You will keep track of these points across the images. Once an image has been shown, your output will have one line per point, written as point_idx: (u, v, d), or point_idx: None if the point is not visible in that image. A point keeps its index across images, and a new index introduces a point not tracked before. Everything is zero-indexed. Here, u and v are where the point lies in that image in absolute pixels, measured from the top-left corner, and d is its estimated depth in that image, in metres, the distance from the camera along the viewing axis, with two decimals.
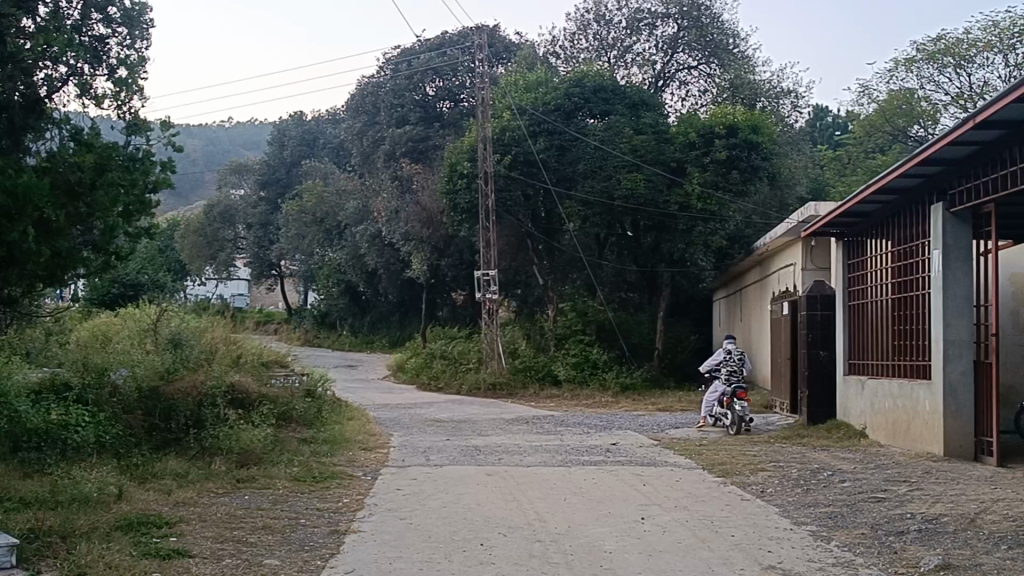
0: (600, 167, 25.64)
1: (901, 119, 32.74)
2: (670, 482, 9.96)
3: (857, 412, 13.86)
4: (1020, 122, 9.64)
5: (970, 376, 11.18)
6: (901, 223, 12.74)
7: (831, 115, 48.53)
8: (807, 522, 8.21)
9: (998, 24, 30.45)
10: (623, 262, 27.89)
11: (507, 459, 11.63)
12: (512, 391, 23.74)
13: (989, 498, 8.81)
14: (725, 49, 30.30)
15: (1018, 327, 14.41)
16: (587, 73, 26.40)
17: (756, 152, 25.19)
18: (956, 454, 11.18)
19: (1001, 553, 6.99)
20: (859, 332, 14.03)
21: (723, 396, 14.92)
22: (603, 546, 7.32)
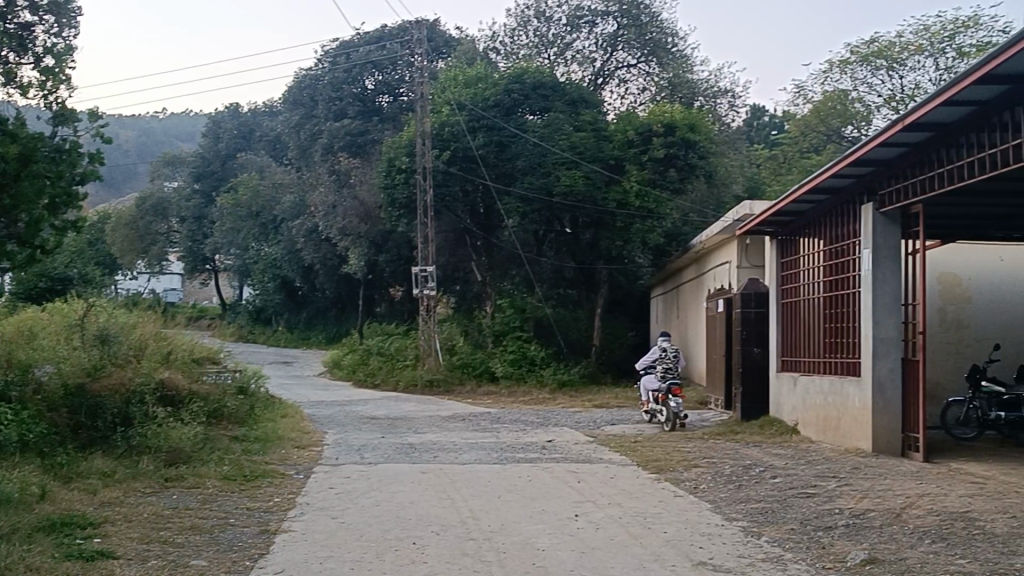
0: (539, 164, 25.77)
1: (835, 119, 33.12)
2: (603, 479, 10.00)
3: (788, 408, 14.06)
4: (947, 125, 9.85)
5: (897, 373, 11.38)
6: (833, 222, 12.95)
7: (767, 115, 49.23)
8: (738, 518, 8.29)
9: (929, 28, 31.16)
10: (561, 258, 27.84)
11: (442, 456, 11.59)
12: (449, 387, 23.64)
13: (915, 492, 8.99)
14: (663, 48, 30.58)
15: (944, 325, 14.74)
16: (527, 68, 26.42)
17: (692, 150, 25.54)
18: (883, 450, 11.38)
19: (925, 547, 7.13)
20: (792, 329, 14.23)
21: (656, 392, 14.99)
22: (535, 543, 7.31)
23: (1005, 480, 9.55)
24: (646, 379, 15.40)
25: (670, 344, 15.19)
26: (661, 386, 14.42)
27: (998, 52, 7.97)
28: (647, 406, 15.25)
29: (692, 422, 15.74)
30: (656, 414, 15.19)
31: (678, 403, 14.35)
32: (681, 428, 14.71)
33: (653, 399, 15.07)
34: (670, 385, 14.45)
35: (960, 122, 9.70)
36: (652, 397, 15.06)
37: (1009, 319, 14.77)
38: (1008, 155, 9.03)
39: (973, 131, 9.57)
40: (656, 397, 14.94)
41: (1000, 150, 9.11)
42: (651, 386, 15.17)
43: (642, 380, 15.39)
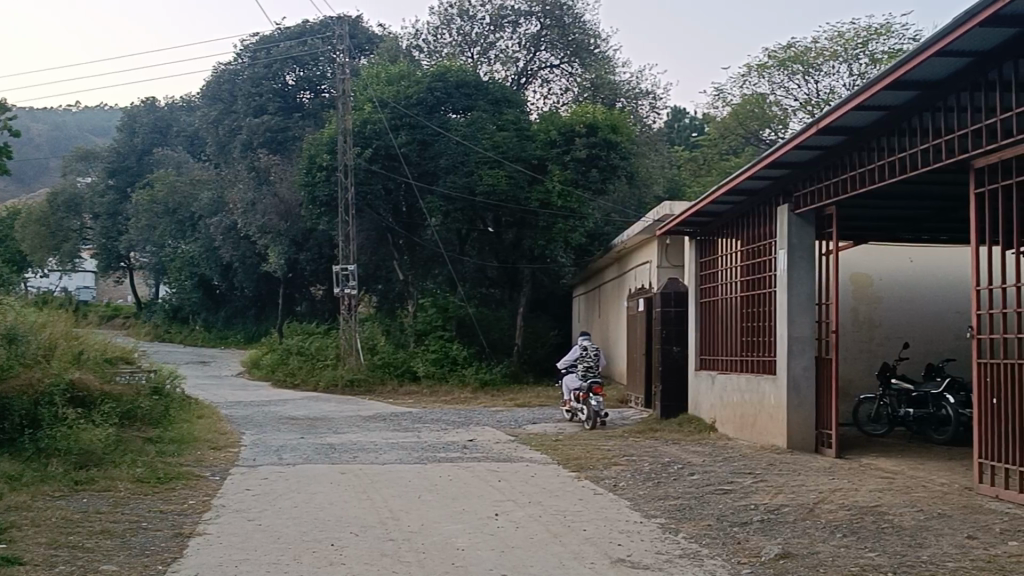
0: (462, 163, 25.73)
1: (753, 122, 33.74)
2: (524, 477, 10.03)
3: (706, 406, 14.29)
4: (860, 129, 10.09)
5: (811, 371, 11.64)
6: (750, 222, 13.18)
7: (688, 117, 49.97)
8: (656, 514, 8.38)
9: (844, 35, 31.94)
10: (483, 258, 27.83)
11: (361, 456, 11.49)
12: (369, 387, 23.47)
13: (827, 487, 9.20)
14: (586, 49, 30.82)
15: (856, 324, 15.12)
16: (449, 67, 26.27)
17: (615, 151, 25.83)
18: (798, 446, 11.61)
19: (836, 541, 7.30)
20: (710, 328, 14.45)
21: (578, 390, 15.06)
22: (455, 542, 7.30)
23: (913, 475, 9.83)
24: (567, 378, 15.46)
25: (590, 344, 15.29)
26: (582, 384, 14.49)
27: (908, 58, 8.17)
28: (568, 404, 15.31)
29: (612, 420, 15.87)
30: (577, 412, 15.26)
31: (600, 401, 14.46)
32: (602, 426, 14.81)
33: (574, 397, 15.14)
34: (592, 383, 14.54)
35: (872, 126, 9.94)
36: (573, 395, 15.13)
37: (919, 319, 15.21)
38: (920, 159, 9.30)
39: (886, 134, 9.80)
40: (577, 396, 15.02)
41: (913, 154, 9.37)
42: (572, 384, 15.23)
43: (563, 379, 15.44)
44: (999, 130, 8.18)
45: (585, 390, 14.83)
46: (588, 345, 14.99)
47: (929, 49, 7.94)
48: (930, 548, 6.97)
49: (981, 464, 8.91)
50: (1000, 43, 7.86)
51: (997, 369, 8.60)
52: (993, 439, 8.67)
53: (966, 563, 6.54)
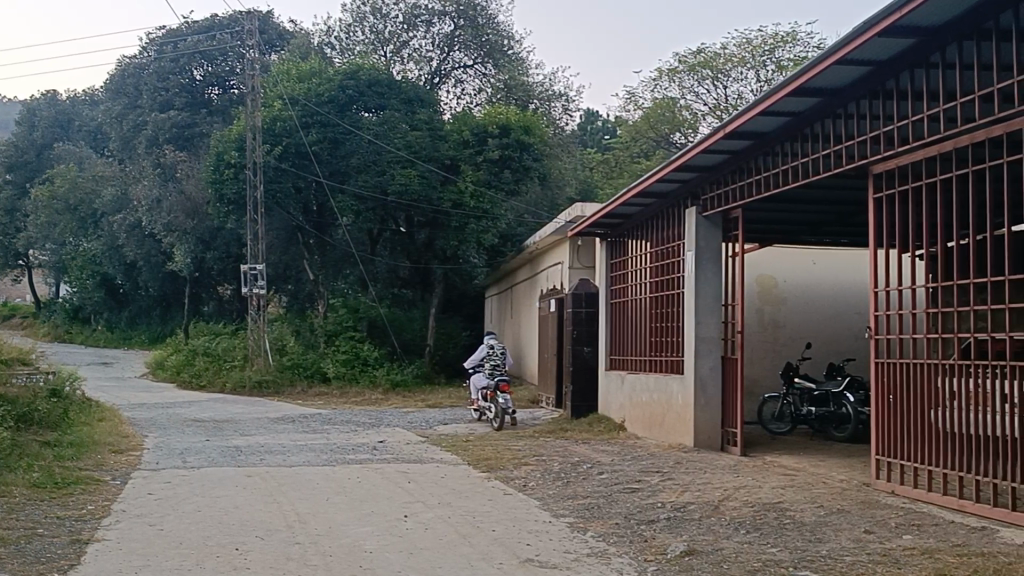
0: (373, 163, 25.56)
1: (664, 126, 34.23)
2: (434, 478, 9.99)
3: (615, 405, 14.44)
4: (765, 134, 10.31)
5: (717, 371, 11.85)
6: (659, 225, 13.37)
7: (600, 120, 50.56)
8: (565, 514, 8.43)
9: (751, 41, 32.67)
10: (396, 258, 27.78)
11: (268, 458, 11.31)
12: (278, 388, 23.09)
13: (732, 485, 9.37)
14: (500, 50, 31.02)
15: (761, 325, 15.46)
16: (362, 65, 26.05)
17: (527, 152, 26.07)
18: (704, 445, 11.80)
19: (740, 537, 7.44)
20: (620, 328, 14.61)
21: (486, 389, 15.10)
22: (362, 545, 7.22)
23: (813, 471, 10.09)
24: (475, 377, 15.49)
25: (497, 344, 15.39)
26: (488, 383, 14.52)
27: (811, 65, 8.37)
28: (477, 404, 15.33)
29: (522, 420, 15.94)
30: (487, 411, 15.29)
31: (507, 399, 14.50)
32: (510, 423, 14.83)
33: (482, 396, 15.17)
34: (498, 381, 14.58)
35: (777, 131, 10.16)
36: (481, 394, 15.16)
37: (821, 320, 15.63)
38: (822, 164, 9.55)
39: (789, 139, 10.06)
40: (485, 394, 15.05)
41: (815, 159, 9.63)
42: (480, 383, 15.26)
43: (471, 379, 15.47)
44: (897, 136, 8.45)
45: (493, 388, 14.86)
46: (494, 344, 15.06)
47: (830, 57, 8.14)
48: (829, 543, 7.15)
49: (878, 460, 9.19)
50: (898, 52, 8.09)
51: (893, 368, 8.89)
52: (888, 436, 8.96)
53: (863, 557, 6.73)
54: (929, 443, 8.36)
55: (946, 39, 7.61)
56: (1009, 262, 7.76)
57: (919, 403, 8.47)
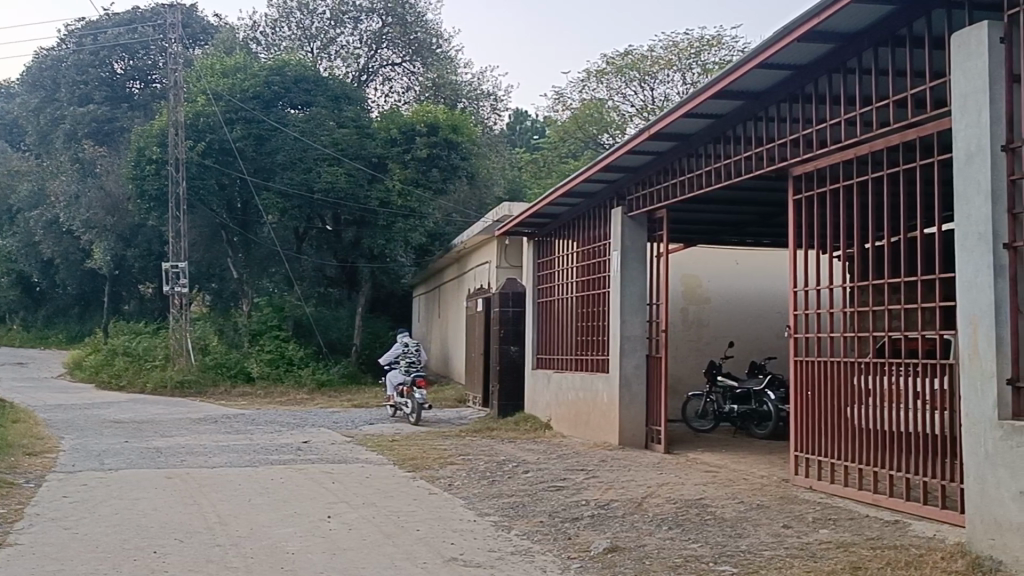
0: (300, 159, 25.22)
1: (593, 126, 34.39)
2: (359, 478, 9.92)
3: (542, 404, 14.50)
4: (689, 136, 10.46)
5: (642, 369, 11.98)
6: (585, 225, 13.47)
7: (529, 120, 50.73)
8: (490, 512, 8.45)
9: (678, 44, 33.12)
10: (322, 256, 27.43)
11: (189, 460, 11.12)
12: (200, 389, 22.68)
13: (656, 482, 9.48)
14: (428, 48, 30.92)
15: (685, 323, 15.66)
16: (288, 61, 25.94)
17: (455, 151, 26.15)
18: (629, 443, 11.91)
19: (662, 534, 7.54)
20: (546, 327, 14.69)
21: (401, 385, 15.64)
22: (284, 547, 7.13)
23: (735, 468, 10.25)
24: (388, 374, 16.01)
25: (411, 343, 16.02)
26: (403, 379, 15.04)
27: (734, 68, 8.51)
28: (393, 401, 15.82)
29: (448, 420, 15.85)
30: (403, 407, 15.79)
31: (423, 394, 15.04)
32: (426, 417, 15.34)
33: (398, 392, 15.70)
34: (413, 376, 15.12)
35: (701, 133, 10.31)
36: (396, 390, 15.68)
37: (744, 320, 15.89)
38: (744, 166, 9.73)
39: (712, 142, 10.23)
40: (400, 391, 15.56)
41: (737, 161, 9.80)
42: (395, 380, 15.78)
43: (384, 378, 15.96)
44: (816, 140, 8.64)
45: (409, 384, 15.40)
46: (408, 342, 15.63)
47: (751, 62, 8.31)
48: (749, 538, 7.28)
49: (797, 456, 9.38)
50: (817, 57, 8.26)
51: (812, 366, 9.08)
52: (808, 432, 9.16)
53: (781, 551, 6.86)
54: (847, 439, 8.55)
55: (863, 45, 7.79)
56: (922, 262, 7.96)
57: (838, 400, 8.66)
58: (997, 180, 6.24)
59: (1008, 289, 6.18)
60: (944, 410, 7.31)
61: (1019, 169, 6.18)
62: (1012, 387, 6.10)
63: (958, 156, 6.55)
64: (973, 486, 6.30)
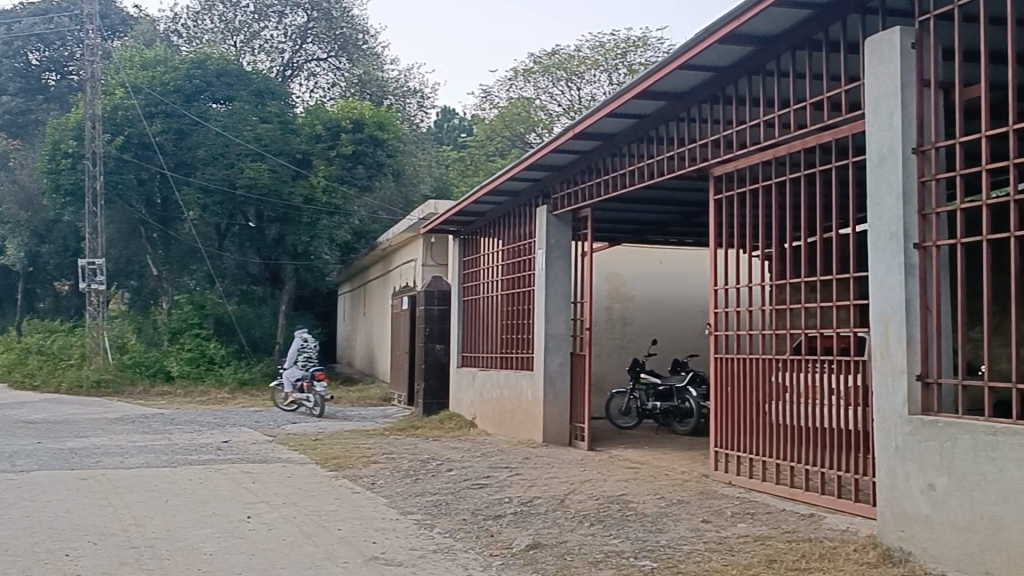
0: (222, 155, 24.85)
1: (520, 125, 34.32)
2: (280, 478, 9.79)
3: (466, 402, 14.50)
4: (613, 136, 10.55)
5: (566, 367, 12.04)
6: (511, 223, 13.50)
7: (457, 118, 50.59)
8: (412, 511, 8.42)
9: (604, 45, 33.48)
10: (245, 253, 26.97)
11: (105, 461, 10.87)
12: (118, 388, 22.15)
13: (578, 479, 9.54)
14: (354, 44, 30.79)
15: (610, 321, 15.79)
16: (210, 54, 25.59)
17: (381, 148, 26.13)
18: (552, 440, 11.98)
19: (583, 530, 7.59)
20: (471, 326, 14.70)
21: (300, 380, 16.66)
22: (202, 548, 7.01)
23: (656, 465, 10.36)
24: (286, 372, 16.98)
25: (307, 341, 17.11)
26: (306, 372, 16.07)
27: (657, 69, 8.59)
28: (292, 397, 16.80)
29: (368, 420, 15.44)
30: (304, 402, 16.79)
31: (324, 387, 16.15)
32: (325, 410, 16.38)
33: (297, 387, 16.69)
34: (315, 370, 16.21)
35: (625, 133, 10.41)
36: (295, 386, 16.69)
37: (667, 319, 16.10)
38: (666, 166, 9.87)
39: (635, 142, 10.34)
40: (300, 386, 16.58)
41: (660, 161, 9.93)
42: (293, 376, 16.79)
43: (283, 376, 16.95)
44: (737, 140, 8.79)
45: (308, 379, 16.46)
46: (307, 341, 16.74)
47: (672, 63, 8.41)
48: (668, 533, 7.37)
49: (717, 452, 9.53)
50: (738, 59, 8.39)
51: (732, 362, 9.24)
52: (727, 427, 9.31)
53: (699, 545, 6.97)
54: (765, 435, 8.72)
55: (782, 49, 7.93)
56: (836, 262, 8.15)
57: (756, 397, 8.82)
58: (907, 182, 6.41)
59: (917, 287, 6.36)
60: (859, 407, 7.49)
61: (929, 171, 6.37)
62: (921, 382, 6.28)
63: (871, 159, 6.73)
64: (884, 480, 6.47)
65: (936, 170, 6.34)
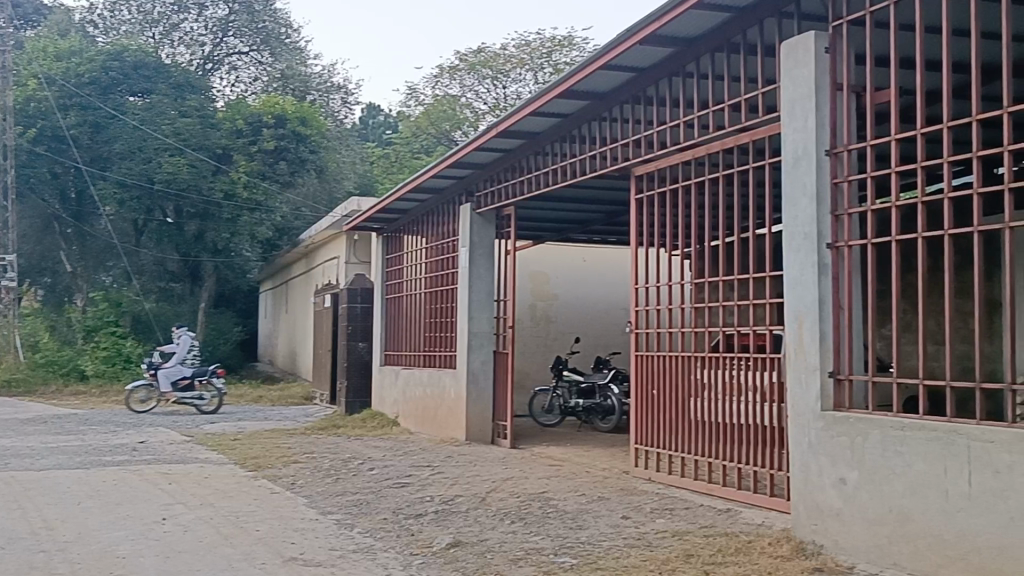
0: (139, 149, 24.28)
1: (445, 123, 34.17)
2: (198, 479, 9.62)
3: (389, 401, 14.42)
4: (536, 135, 10.59)
5: (488, 365, 12.06)
6: (434, 221, 13.48)
7: (382, 115, 50.27)
8: (333, 510, 8.34)
9: (530, 44, 33.64)
10: (163, 250, 26.27)
11: (14, 463, 10.55)
12: (30, 388, 21.57)
13: (500, 477, 9.55)
14: (276, 37, 30.48)
15: (534, 319, 15.83)
16: (127, 46, 24.98)
17: (303, 144, 25.87)
18: (475, 438, 11.99)
19: (504, 527, 7.60)
20: (394, 324, 14.62)
21: (186, 377, 16.70)
22: (115, 551, 6.86)
23: (578, 461, 10.43)
24: (161, 370, 16.63)
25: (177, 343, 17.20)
26: (216, 367, 16.69)
27: (580, 68, 8.63)
28: (172, 396, 16.58)
29: (284, 420, 15.14)
30: (178, 402, 16.73)
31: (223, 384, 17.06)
32: (209, 409, 17.07)
33: (183, 384, 16.64)
34: (218, 366, 16.80)
35: (548, 132, 10.45)
36: (182, 383, 16.62)
37: (590, 317, 16.22)
38: (589, 165, 9.95)
39: (558, 140, 10.40)
40: (189, 383, 16.66)
41: (582, 160, 10.01)
42: (176, 373, 16.65)
43: (159, 374, 16.56)
44: (657, 140, 8.90)
45: (203, 377, 16.81)
46: (193, 340, 17.08)
47: (595, 63, 8.47)
48: (589, 529, 7.43)
49: (637, 449, 9.63)
50: (658, 61, 8.48)
51: (653, 360, 9.34)
52: (647, 424, 9.42)
53: (619, 541, 7.04)
54: (684, 432, 8.84)
55: (701, 51, 8.02)
56: (754, 261, 8.29)
57: (676, 394, 8.93)
58: (821, 183, 6.55)
59: (830, 286, 6.50)
60: (775, 403, 7.63)
61: (842, 173, 6.51)
62: (833, 379, 6.42)
63: (786, 161, 6.85)
64: (798, 476, 6.61)
65: (848, 172, 6.49)
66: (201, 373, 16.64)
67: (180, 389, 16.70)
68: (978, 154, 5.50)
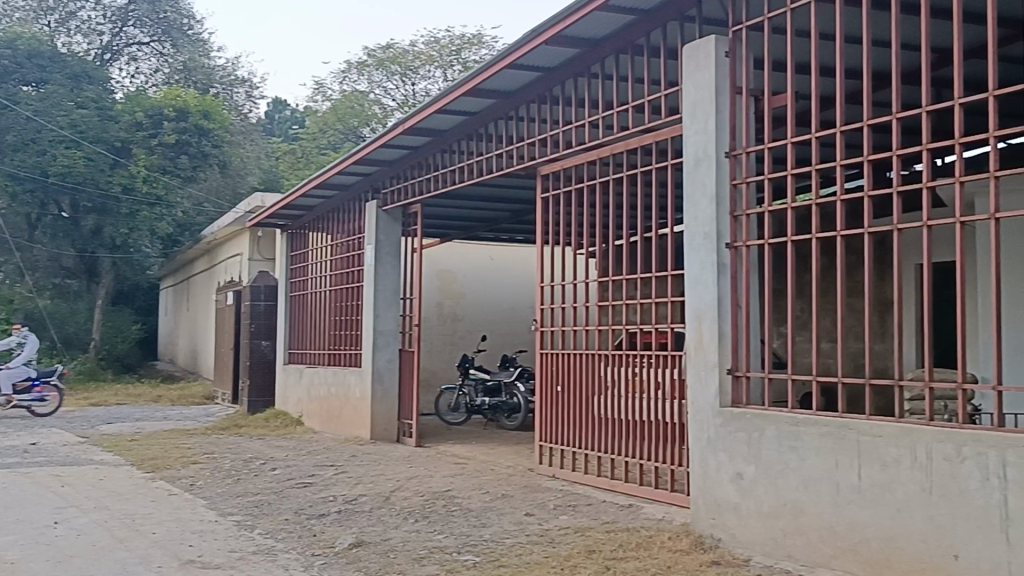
0: (32, 141, 23.52)
1: (353, 119, 33.57)
2: (93, 481, 9.35)
3: (293, 400, 14.25)
4: (443, 132, 10.57)
5: (394, 363, 12.00)
6: (339, 218, 13.36)
7: (287, 110, 49.62)
8: (233, 512, 8.19)
9: (439, 41, 33.82)
10: (58, 245, 25.08)
11: None
12: None
13: (403, 476, 9.51)
14: (178, 28, 29.88)
15: (440, 317, 15.78)
16: (20, 34, 23.98)
17: (206, 138, 25.46)
18: (380, 437, 11.91)
19: (408, 527, 7.56)
20: (299, 322, 14.43)
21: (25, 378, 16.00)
22: (2, 556, 6.61)
23: (482, 460, 10.44)
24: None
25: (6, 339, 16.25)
26: (61, 368, 16.40)
27: (486, 66, 8.63)
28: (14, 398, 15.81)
29: (184, 420, 14.86)
30: (14, 404, 15.95)
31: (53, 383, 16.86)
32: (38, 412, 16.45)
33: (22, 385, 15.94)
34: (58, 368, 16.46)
35: (455, 129, 10.42)
36: (23, 385, 15.93)
37: (497, 316, 16.27)
38: (495, 163, 9.97)
39: (465, 138, 10.40)
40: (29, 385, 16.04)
41: (489, 158, 10.02)
42: (16, 375, 15.88)
43: (6, 375, 15.63)
44: (563, 141, 8.96)
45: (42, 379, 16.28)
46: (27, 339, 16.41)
47: (501, 61, 8.48)
48: (492, 527, 7.44)
49: (541, 446, 9.69)
50: (563, 60, 8.53)
51: (558, 358, 9.41)
52: (551, 422, 9.49)
53: (522, 538, 7.07)
54: (588, 429, 8.93)
55: (606, 52, 8.09)
56: (656, 260, 8.41)
57: (580, 392, 9.02)
58: (720, 185, 6.69)
59: (729, 285, 6.64)
60: (676, 400, 7.74)
61: (740, 174, 6.66)
62: (731, 376, 6.56)
63: (687, 162, 6.98)
64: (697, 471, 6.73)
65: (746, 174, 6.64)
66: (48, 375, 16.19)
67: (18, 390, 15.98)
68: (871, 158, 5.67)
